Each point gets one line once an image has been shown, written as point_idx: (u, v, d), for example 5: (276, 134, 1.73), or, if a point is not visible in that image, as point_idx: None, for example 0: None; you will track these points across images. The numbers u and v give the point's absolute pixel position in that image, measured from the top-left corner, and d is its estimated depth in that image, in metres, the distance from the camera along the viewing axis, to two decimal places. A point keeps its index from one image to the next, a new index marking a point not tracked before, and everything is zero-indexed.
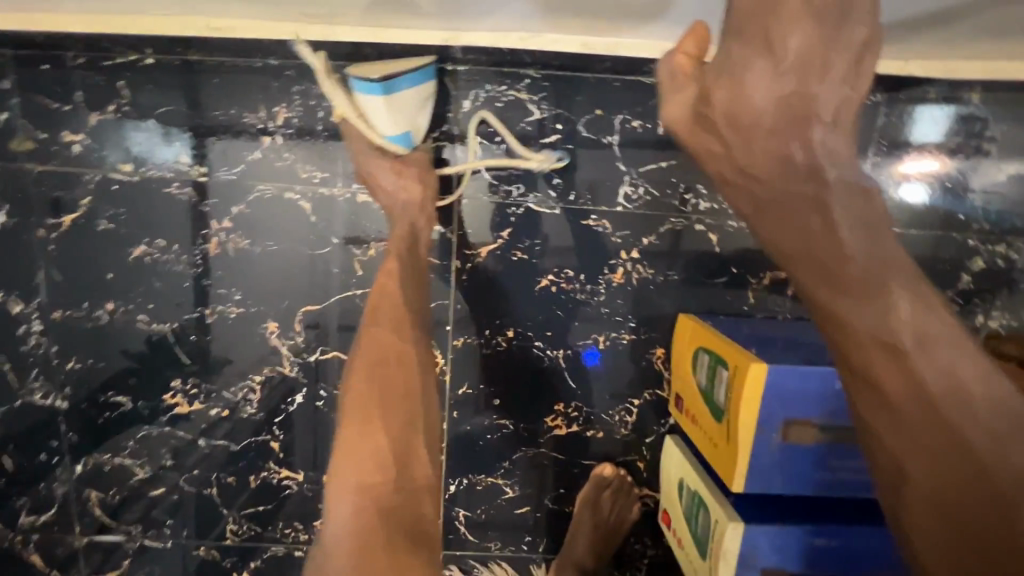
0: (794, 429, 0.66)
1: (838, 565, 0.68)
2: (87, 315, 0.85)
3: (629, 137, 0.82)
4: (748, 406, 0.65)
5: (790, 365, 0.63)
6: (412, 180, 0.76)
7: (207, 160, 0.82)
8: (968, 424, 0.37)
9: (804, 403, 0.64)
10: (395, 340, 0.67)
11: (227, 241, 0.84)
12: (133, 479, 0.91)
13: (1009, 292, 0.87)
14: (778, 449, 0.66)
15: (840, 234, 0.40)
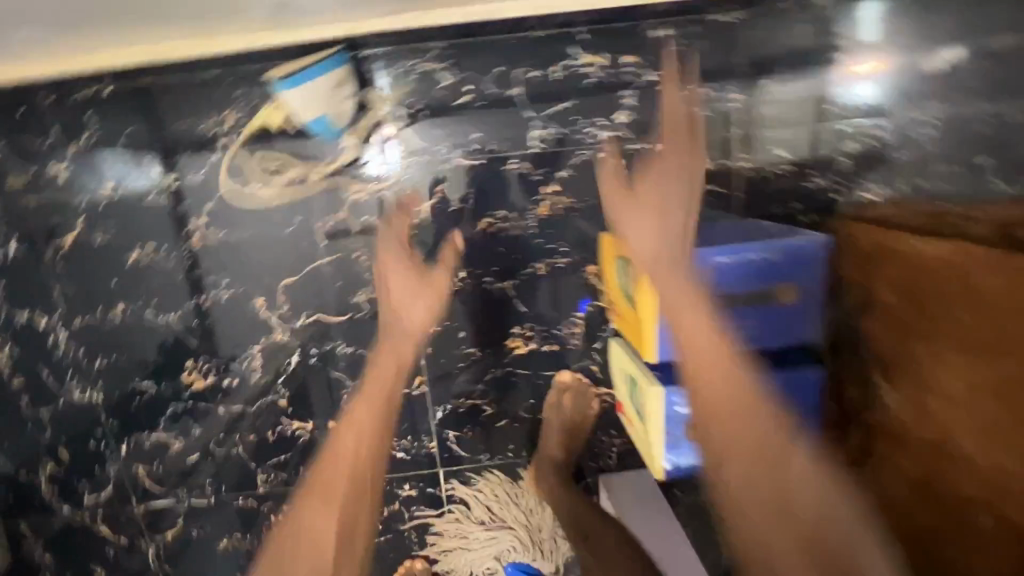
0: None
1: None
2: (103, 318, 1.00)
3: (531, 86, 0.94)
4: (649, 294, 0.80)
5: (677, 254, 0.78)
6: (418, 306, 0.92)
7: (177, 168, 0.94)
8: None
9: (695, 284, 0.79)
10: (355, 447, 0.82)
11: (207, 236, 0.97)
12: (172, 450, 1.08)
13: (880, 166, 1.01)
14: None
15: None
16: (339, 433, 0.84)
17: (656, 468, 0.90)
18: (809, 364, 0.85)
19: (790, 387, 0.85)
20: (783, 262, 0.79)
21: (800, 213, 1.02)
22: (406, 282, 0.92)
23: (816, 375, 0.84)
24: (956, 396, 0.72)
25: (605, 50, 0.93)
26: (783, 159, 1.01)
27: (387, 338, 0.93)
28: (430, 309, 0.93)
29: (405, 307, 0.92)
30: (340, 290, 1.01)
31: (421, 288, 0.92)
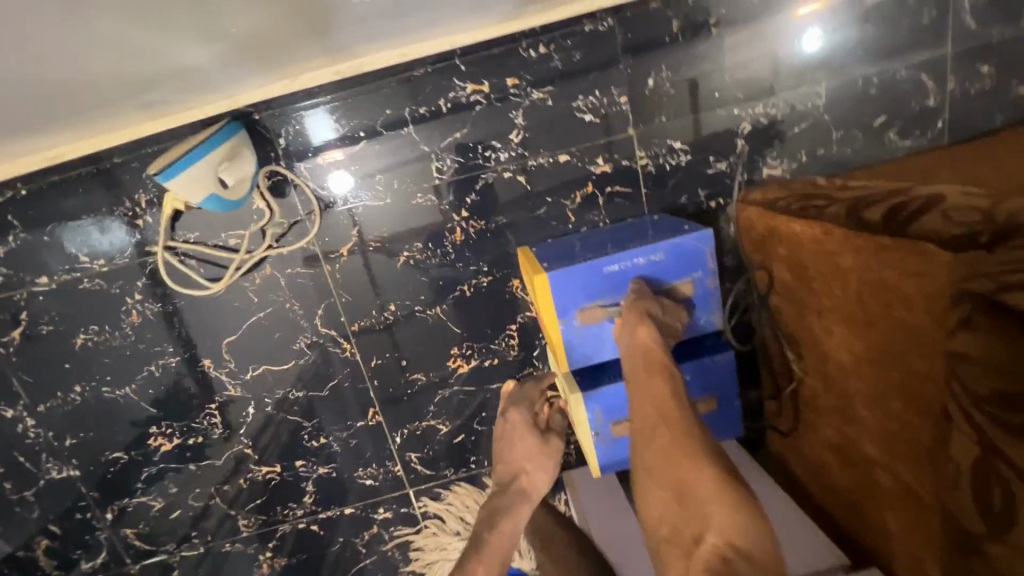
0: (593, 316, 0.86)
1: None
2: (63, 401, 1.06)
3: (422, 122, 0.97)
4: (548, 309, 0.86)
5: (565, 270, 0.83)
6: (538, 474, 0.96)
7: (143, 233, 0.98)
8: None
9: (589, 294, 0.85)
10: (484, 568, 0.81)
11: (144, 310, 1.02)
12: (154, 510, 1.14)
13: (776, 142, 1.04)
14: (584, 333, 0.87)
15: None
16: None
17: (593, 467, 0.96)
18: (718, 348, 0.90)
19: (701, 373, 0.90)
20: (668, 259, 0.85)
21: (706, 199, 1.05)
22: (530, 449, 0.97)
23: (725, 358, 0.89)
24: (845, 366, 0.77)
25: (487, 76, 0.96)
26: (680, 149, 1.03)
27: (496, 499, 0.94)
28: (548, 470, 0.97)
29: (517, 463, 0.97)
30: (280, 340, 1.06)
31: (544, 450, 0.98)
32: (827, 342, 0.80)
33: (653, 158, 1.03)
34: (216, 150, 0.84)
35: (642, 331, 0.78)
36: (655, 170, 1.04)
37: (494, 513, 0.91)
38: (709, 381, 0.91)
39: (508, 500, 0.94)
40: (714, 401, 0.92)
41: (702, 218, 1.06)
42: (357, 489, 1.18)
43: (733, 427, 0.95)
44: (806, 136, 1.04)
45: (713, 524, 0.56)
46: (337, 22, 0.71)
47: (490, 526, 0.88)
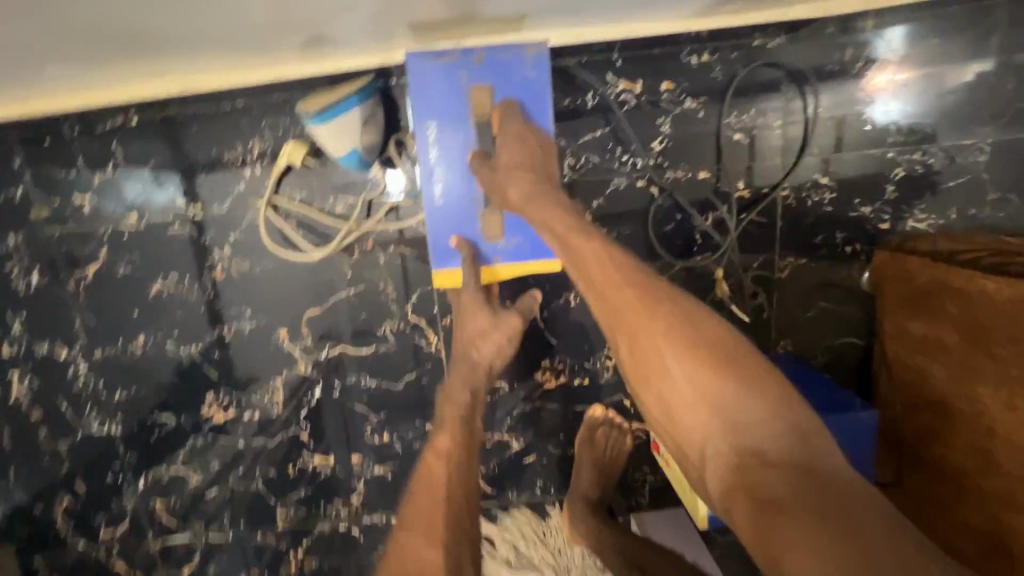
0: (495, 219, 0.80)
1: None
2: (123, 350, 0.97)
3: (563, 113, 0.90)
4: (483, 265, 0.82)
5: (434, 249, 0.81)
6: (502, 343, 0.82)
7: (200, 199, 0.92)
8: (583, 239, 0.66)
9: (469, 219, 0.80)
10: (448, 438, 0.73)
11: (229, 266, 0.94)
12: (190, 485, 1.04)
13: (928, 193, 0.97)
14: (513, 242, 0.81)
15: (508, 166, 0.73)
16: (431, 455, 0.72)
17: (698, 518, 0.88)
18: (862, 408, 0.86)
19: (843, 432, 0.85)
20: (430, 103, 0.76)
21: (842, 242, 0.98)
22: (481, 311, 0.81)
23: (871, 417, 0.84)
24: None
25: (642, 76, 0.90)
26: (826, 186, 0.96)
27: (453, 383, 0.80)
28: (501, 347, 0.83)
29: (473, 337, 0.82)
30: (365, 321, 0.98)
31: (497, 330, 0.82)
32: (1006, 417, 0.70)
33: (796, 191, 0.96)
34: (364, 101, 0.78)
35: (513, 190, 0.72)
36: (795, 203, 0.97)
37: (450, 392, 0.79)
38: (850, 444, 0.86)
39: (465, 368, 0.80)
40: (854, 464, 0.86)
41: (835, 261, 0.99)
42: None
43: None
44: (959, 193, 0.97)
45: (724, 409, 0.53)
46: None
47: (446, 401, 0.78)
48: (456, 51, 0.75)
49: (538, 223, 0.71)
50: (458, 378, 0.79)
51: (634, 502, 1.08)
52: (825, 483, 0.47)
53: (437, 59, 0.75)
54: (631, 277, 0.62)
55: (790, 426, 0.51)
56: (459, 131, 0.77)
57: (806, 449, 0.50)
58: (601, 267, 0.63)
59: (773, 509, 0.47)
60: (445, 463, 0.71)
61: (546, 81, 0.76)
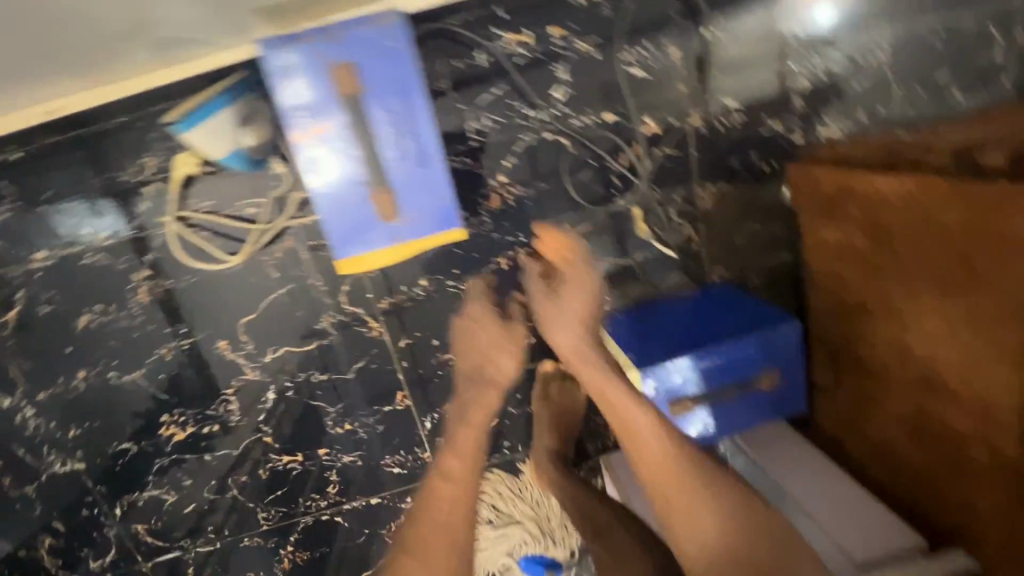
0: (388, 198, 0.67)
1: (727, 375, 0.88)
2: (65, 388, 0.97)
3: (456, 76, 0.88)
4: (391, 250, 0.71)
5: (330, 231, 0.68)
6: (507, 361, 0.91)
7: (106, 225, 0.90)
8: (616, 391, 0.81)
9: (356, 195, 0.67)
10: (461, 469, 0.81)
11: (152, 287, 0.93)
12: (167, 504, 1.06)
13: (835, 100, 0.97)
14: (414, 216, 0.69)
15: (579, 308, 0.88)
16: (437, 477, 0.81)
17: None
18: (783, 321, 0.87)
19: (766, 348, 0.87)
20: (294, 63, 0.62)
21: (759, 162, 0.98)
22: (491, 329, 0.93)
23: (793, 329, 0.86)
24: (937, 336, 0.70)
25: (529, 25, 0.88)
26: (735, 108, 0.96)
27: (461, 393, 0.91)
28: (517, 356, 0.91)
29: (483, 353, 0.92)
30: (302, 319, 0.98)
31: (507, 339, 0.92)
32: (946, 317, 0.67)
33: (706, 119, 0.95)
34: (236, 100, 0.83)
35: None
36: (707, 131, 0.96)
37: (461, 409, 0.88)
38: (774, 358, 0.88)
39: (473, 390, 0.90)
40: (781, 374, 0.89)
41: (755, 183, 0.99)
42: (383, 477, 1.10)
43: (795, 402, 0.93)
44: (865, 95, 0.97)
45: (731, 506, 0.71)
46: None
47: (460, 418, 0.87)
48: (306, 33, 0.62)
49: (563, 352, 0.88)
50: (473, 408, 0.88)
51: (600, 445, 1.12)
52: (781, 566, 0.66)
53: (288, 43, 0.62)
54: (660, 450, 0.76)
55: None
56: (329, 116, 0.64)
57: (790, 548, 0.68)
58: (620, 409, 0.80)
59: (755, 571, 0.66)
60: (453, 487, 0.80)
61: (411, 46, 0.63)
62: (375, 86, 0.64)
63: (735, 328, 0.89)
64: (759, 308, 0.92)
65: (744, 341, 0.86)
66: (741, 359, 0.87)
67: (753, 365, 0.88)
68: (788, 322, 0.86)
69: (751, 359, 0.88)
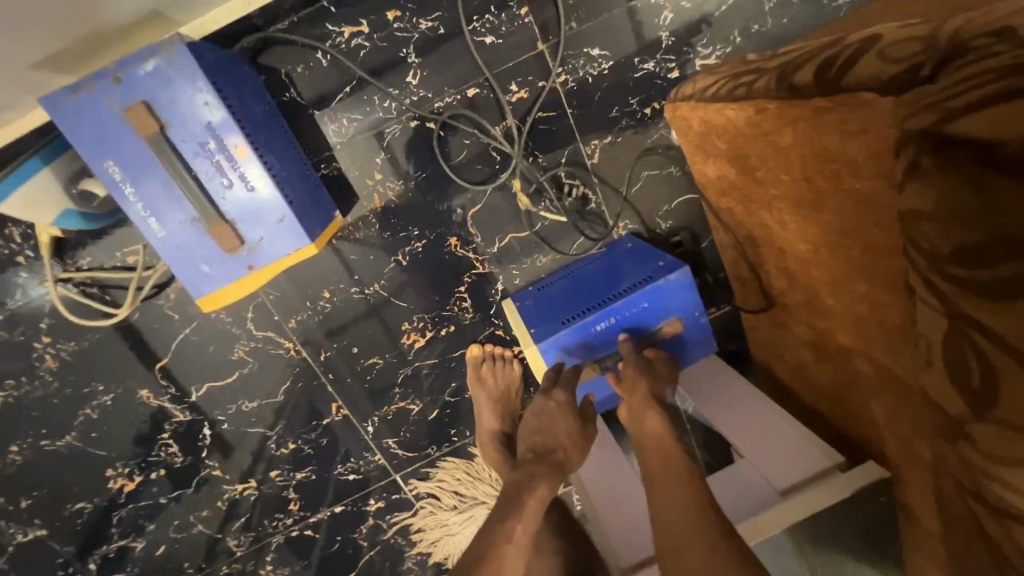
0: (225, 228, 0.65)
1: (626, 332, 0.89)
2: (4, 463, 0.99)
3: (303, 83, 0.87)
4: (249, 279, 0.69)
5: (184, 275, 0.67)
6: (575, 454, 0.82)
7: None
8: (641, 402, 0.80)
9: (193, 233, 0.65)
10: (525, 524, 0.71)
11: (58, 352, 0.93)
12: (136, 551, 1.08)
13: (704, 26, 0.93)
14: (257, 239, 0.67)
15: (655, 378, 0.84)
16: (506, 540, 0.68)
17: None
18: (673, 269, 0.86)
19: (659, 297, 0.87)
20: (83, 116, 0.60)
21: (639, 106, 0.95)
22: (569, 424, 0.83)
23: (681, 276, 0.85)
24: (806, 256, 0.69)
25: (364, 15, 0.86)
26: (600, 56, 0.92)
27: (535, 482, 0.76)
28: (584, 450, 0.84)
29: (557, 440, 0.82)
30: (216, 353, 0.99)
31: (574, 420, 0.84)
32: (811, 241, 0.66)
33: (573, 73, 0.92)
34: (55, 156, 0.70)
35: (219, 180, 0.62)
36: (577, 85, 0.93)
37: (531, 477, 0.77)
38: (671, 305, 0.88)
39: (546, 467, 0.79)
40: (680, 320, 0.89)
41: (639, 129, 0.96)
42: (341, 486, 1.11)
43: (698, 343, 0.94)
44: (735, 14, 0.93)
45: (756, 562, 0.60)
46: (158, 3, 0.62)
47: (527, 491, 0.75)
48: (88, 78, 0.59)
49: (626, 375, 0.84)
50: (543, 482, 0.77)
51: None
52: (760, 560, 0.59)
53: (73, 92, 0.59)
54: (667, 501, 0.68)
55: None
56: (138, 158, 0.62)
57: None
58: (665, 449, 0.75)
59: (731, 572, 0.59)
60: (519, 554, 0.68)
61: (198, 68, 0.60)
62: (175, 117, 0.61)
63: (630, 283, 0.88)
64: (653, 259, 0.91)
65: (636, 295, 0.86)
66: (637, 312, 0.88)
67: (649, 318, 0.88)
68: (676, 270, 0.85)
69: (648, 309, 0.88)
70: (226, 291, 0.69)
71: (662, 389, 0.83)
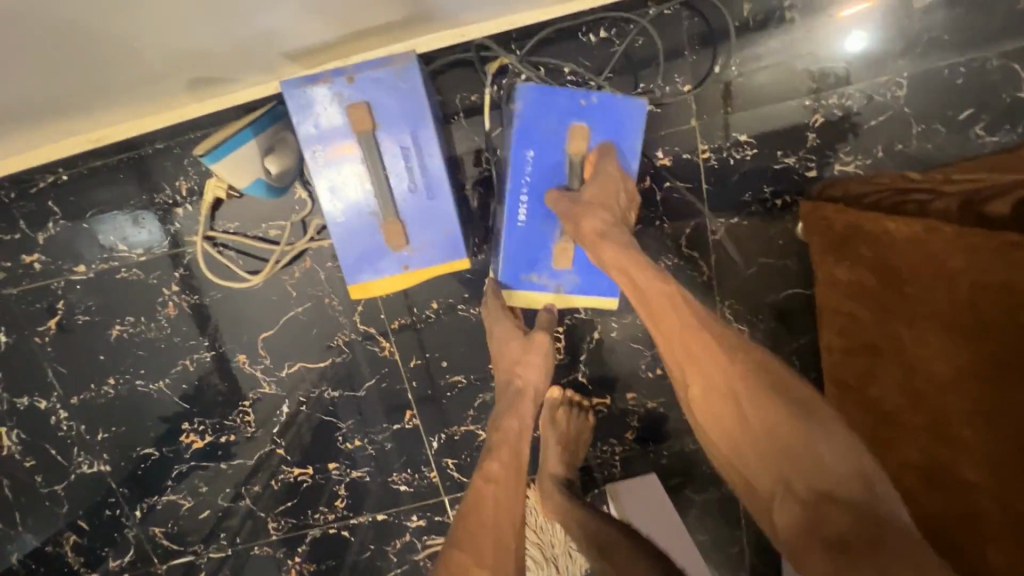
0: (397, 227, 0.70)
1: (543, 182, 0.87)
2: (97, 393, 1.03)
3: (471, 110, 0.94)
4: (400, 278, 0.73)
5: (347, 261, 0.72)
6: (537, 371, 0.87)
7: (140, 243, 0.96)
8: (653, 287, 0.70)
9: (366, 226, 0.71)
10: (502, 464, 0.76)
11: (181, 301, 0.99)
12: (182, 509, 1.09)
13: (853, 134, 0.97)
14: (423, 242, 0.71)
15: (648, 279, 0.71)
16: (482, 482, 0.74)
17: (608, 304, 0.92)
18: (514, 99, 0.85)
19: (536, 134, 0.85)
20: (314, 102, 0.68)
21: (772, 196, 0.98)
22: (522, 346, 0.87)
23: (518, 99, 0.84)
24: (944, 380, 0.69)
25: (542, 62, 0.93)
26: (746, 142, 0.97)
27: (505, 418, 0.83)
28: (542, 363, 0.87)
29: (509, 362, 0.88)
30: (317, 336, 1.02)
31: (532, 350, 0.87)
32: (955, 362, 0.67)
33: (717, 152, 0.97)
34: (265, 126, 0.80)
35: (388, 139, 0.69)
36: (718, 164, 0.97)
37: (498, 416, 0.83)
38: (550, 129, 0.86)
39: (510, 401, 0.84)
40: (578, 123, 0.85)
41: (768, 217, 0.99)
42: (390, 495, 1.11)
43: (622, 125, 0.86)
44: (883, 130, 0.96)
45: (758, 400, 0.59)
46: (399, 20, 0.69)
47: None
48: (327, 73, 0.67)
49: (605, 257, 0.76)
50: (512, 415, 0.82)
51: (607, 473, 1.12)
52: (892, 522, 0.50)
53: (311, 83, 0.67)
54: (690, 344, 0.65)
55: (858, 469, 0.54)
56: (344, 148, 0.69)
57: (870, 493, 0.52)
58: (684, 345, 0.66)
59: (847, 550, 0.50)
60: (501, 491, 0.74)
61: (422, 86, 0.68)
62: (387, 121, 0.68)
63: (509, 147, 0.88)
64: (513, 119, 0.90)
65: (515, 153, 0.85)
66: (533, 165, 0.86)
67: (546, 159, 0.86)
68: (518, 101, 0.84)
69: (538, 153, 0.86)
70: (375, 284, 0.73)
71: (617, 215, 0.81)
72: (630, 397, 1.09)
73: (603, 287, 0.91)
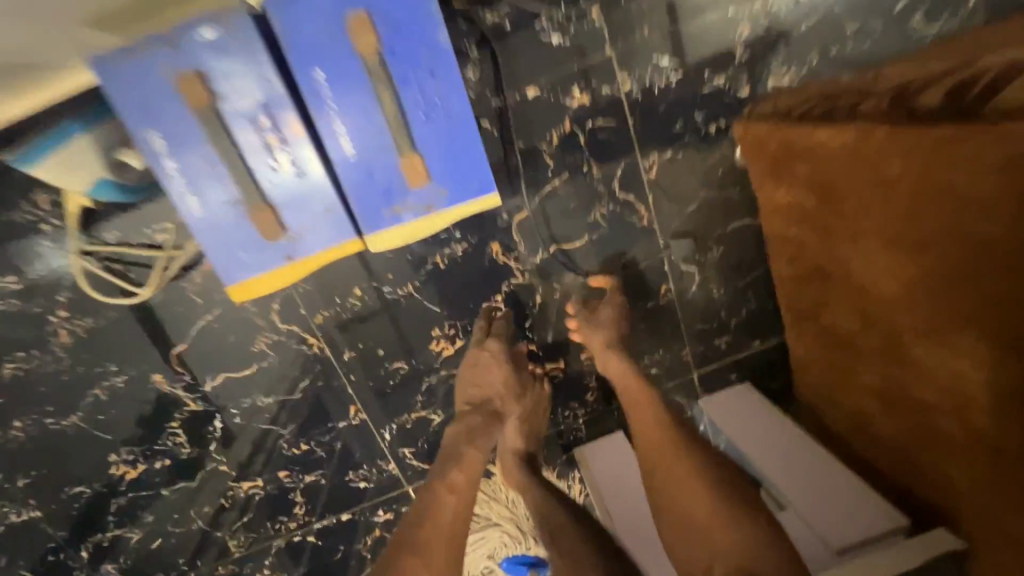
0: (268, 214, 0.63)
1: (349, 95, 0.61)
2: (6, 438, 0.94)
3: None
4: (284, 270, 0.66)
5: (218, 259, 0.64)
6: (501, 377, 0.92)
7: (10, 270, 0.85)
8: (627, 384, 0.85)
9: (230, 216, 0.62)
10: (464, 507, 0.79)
11: (74, 327, 0.89)
12: (132, 542, 1.03)
13: (782, 43, 0.88)
14: (302, 228, 0.64)
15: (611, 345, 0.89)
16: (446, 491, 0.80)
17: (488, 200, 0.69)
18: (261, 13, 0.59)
19: (309, 40, 0.59)
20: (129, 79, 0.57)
21: (704, 122, 0.90)
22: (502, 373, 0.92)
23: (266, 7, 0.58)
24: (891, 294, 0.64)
25: None
26: (669, 66, 0.87)
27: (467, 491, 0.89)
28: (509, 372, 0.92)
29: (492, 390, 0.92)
30: (236, 343, 0.94)
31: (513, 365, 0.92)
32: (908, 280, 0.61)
33: (638, 82, 0.88)
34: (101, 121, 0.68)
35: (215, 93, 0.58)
36: (641, 95, 0.88)
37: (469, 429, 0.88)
38: (323, 28, 0.59)
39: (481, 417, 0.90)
40: (355, 14, 0.59)
41: (702, 147, 0.91)
42: (350, 494, 1.06)
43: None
44: (815, 35, 0.88)
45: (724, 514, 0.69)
46: None
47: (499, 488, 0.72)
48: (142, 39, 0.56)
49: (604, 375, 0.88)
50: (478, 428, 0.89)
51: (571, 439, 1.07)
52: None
53: (125, 55, 0.57)
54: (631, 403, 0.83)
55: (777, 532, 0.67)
56: (182, 129, 0.59)
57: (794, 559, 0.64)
58: (628, 391, 0.85)
59: None
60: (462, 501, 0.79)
61: (257, 43, 0.57)
62: (225, 87, 0.58)
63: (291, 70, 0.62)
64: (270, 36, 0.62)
65: (299, 77, 0.60)
66: (333, 84, 0.61)
67: (344, 67, 0.60)
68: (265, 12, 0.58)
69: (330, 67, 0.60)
70: (255, 280, 0.66)
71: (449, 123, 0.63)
72: (584, 358, 1.03)
73: (477, 188, 0.67)
